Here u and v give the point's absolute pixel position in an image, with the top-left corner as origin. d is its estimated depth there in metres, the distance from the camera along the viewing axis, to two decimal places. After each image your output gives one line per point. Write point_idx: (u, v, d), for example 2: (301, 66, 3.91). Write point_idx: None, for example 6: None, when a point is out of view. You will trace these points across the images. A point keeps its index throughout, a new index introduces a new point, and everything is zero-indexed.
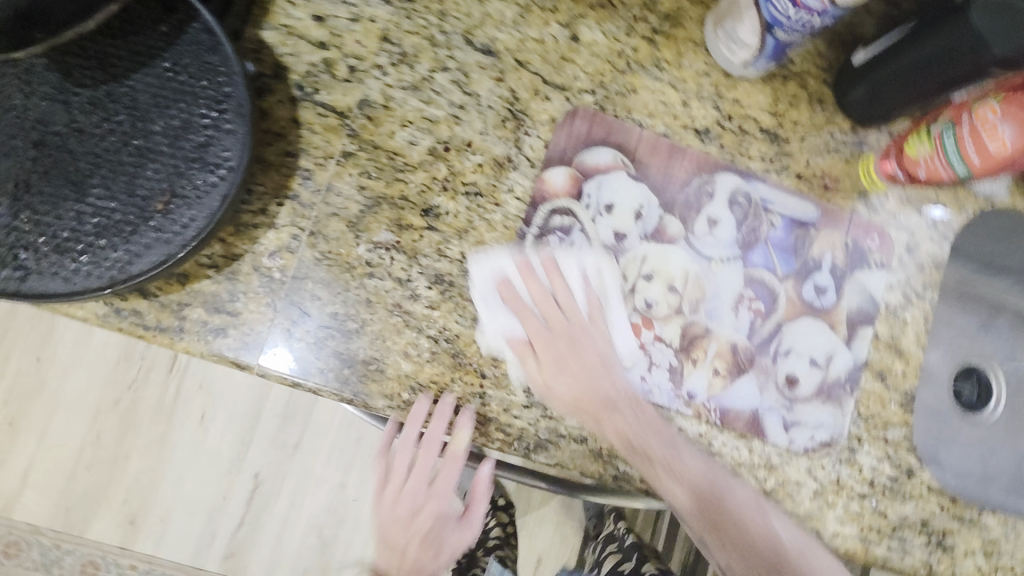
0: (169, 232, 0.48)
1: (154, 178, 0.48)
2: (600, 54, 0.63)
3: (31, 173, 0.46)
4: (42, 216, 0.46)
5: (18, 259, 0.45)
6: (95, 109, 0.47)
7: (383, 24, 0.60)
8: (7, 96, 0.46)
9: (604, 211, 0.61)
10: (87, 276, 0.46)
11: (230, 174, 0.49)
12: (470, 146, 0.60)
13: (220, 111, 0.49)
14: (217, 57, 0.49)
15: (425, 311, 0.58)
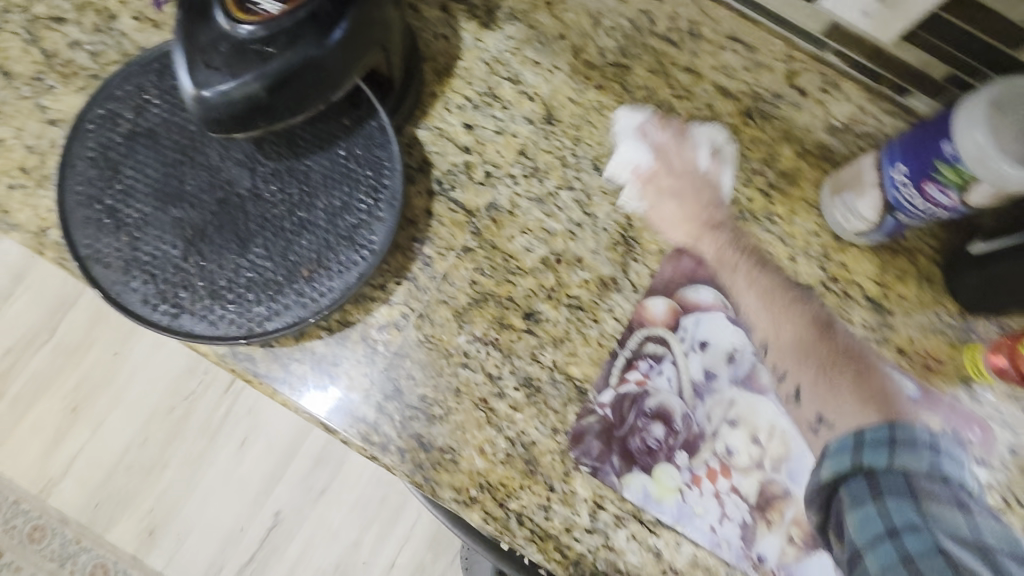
0: (308, 297, 0.52)
1: (307, 247, 0.53)
2: (717, 198, 0.67)
3: (208, 225, 0.52)
4: (207, 263, 0.52)
5: (176, 297, 0.51)
6: (275, 180, 0.54)
7: (523, 140, 0.66)
8: (208, 157, 0.54)
9: (699, 348, 0.62)
10: (230, 324, 0.51)
11: (371, 255, 0.54)
12: (580, 262, 0.64)
13: (376, 198, 0.55)
14: (385, 153, 0.56)
15: (508, 410, 0.60)
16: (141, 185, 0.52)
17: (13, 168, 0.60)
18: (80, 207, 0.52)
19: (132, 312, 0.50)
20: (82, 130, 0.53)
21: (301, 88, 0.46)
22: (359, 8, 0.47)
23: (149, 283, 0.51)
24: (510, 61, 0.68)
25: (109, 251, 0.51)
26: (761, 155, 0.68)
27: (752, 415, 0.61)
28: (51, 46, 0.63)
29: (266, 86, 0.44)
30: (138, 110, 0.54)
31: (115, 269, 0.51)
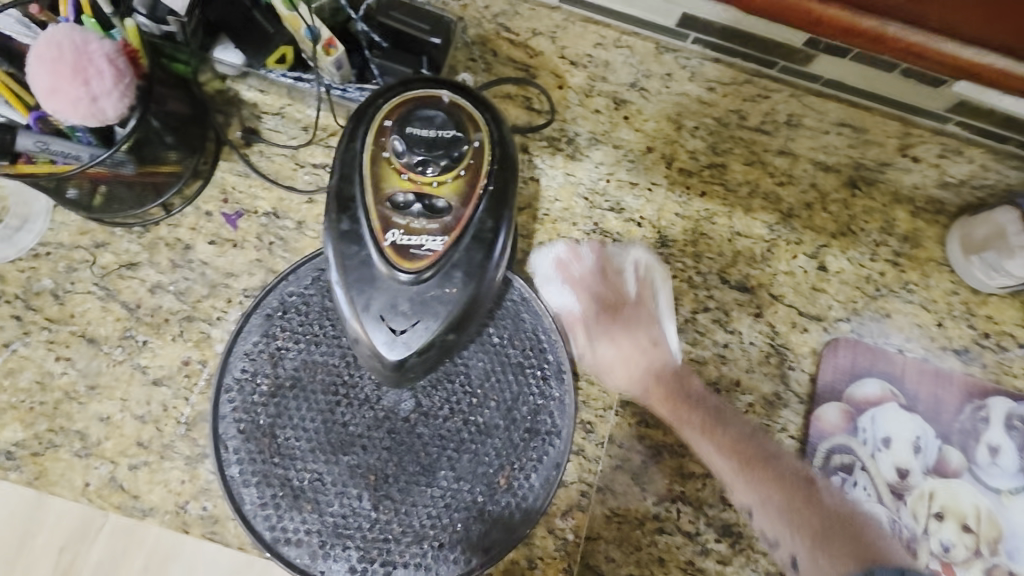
0: (514, 509, 0.48)
1: (494, 453, 0.49)
2: (849, 280, 0.65)
3: (387, 464, 0.48)
4: (400, 504, 0.47)
5: (383, 552, 0.47)
6: (437, 390, 0.50)
7: (645, 270, 0.63)
8: (360, 387, 0.49)
9: (882, 446, 0.60)
10: (448, 564, 0.47)
11: (563, 441, 0.50)
12: (739, 384, 0.61)
13: (544, 377, 0.51)
14: (538, 327, 0.52)
15: (718, 566, 0.56)
16: (303, 442, 0.48)
17: (129, 444, 0.54)
18: (247, 488, 0.47)
19: None
20: (219, 402, 0.48)
21: (477, 314, 0.42)
22: (510, 205, 0.42)
23: (350, 547, 0.46)
24: (606, 188, 0.65)
25: (296, 528, 0.46)
26: (878, 224, 0.67)
27: (956, 503, 0.59)
28: (132, 296, 0.58)
29: (453, 327, 0.40)
30: (272, 357, 0.50)
31: (308, 546, 0.46)
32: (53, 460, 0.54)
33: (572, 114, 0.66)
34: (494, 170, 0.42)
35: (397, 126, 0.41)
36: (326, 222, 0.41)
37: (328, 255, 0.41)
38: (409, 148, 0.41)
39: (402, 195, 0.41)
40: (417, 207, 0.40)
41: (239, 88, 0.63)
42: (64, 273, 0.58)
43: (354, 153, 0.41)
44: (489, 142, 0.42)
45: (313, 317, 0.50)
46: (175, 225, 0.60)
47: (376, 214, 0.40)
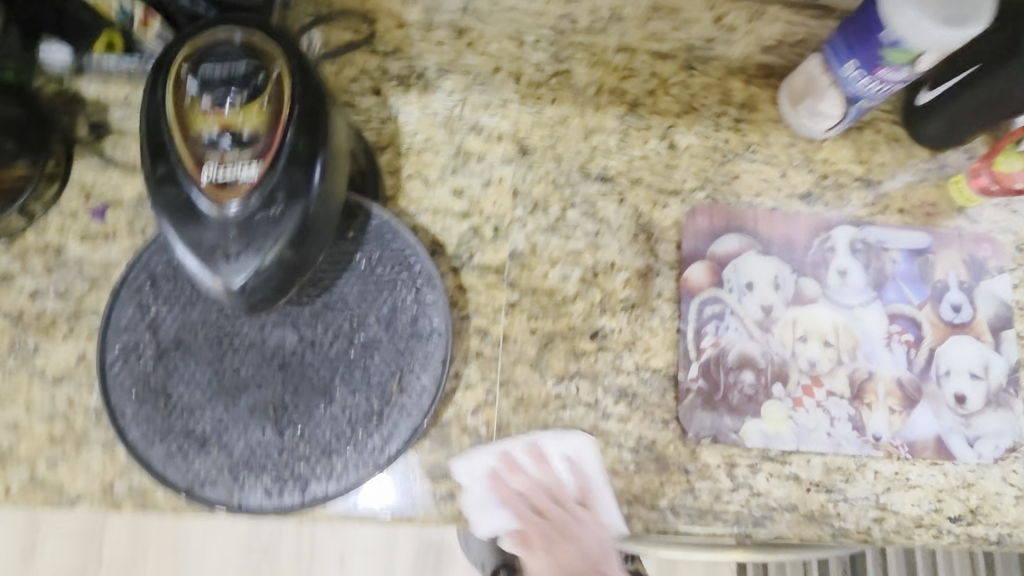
0: (410, 407, 0.53)
1: (383, 362, 0.53)
2: (698, 153, 0.71)
3: (285, 394, 0.51)
4: (304, 427, 0.51)
5: (296, 472, 0.50)
6: (318, 321, 0.53)
7: (511, 181, 0.67)
8: (244, 332, 0.52)
9: (747, 290, 0.67)
10: (359, 468, 0.51)
11: (443, 339, 0.54)
12: (614, 266, 0.66)
13: (417, 287, 0.55)
14: (401, 243, 0.56)
15: (619, 425, 0.62)
16: (198, 393, 0.51)
17: (45, 442, 0.56)
18: (154, 447, 0.50)
19: (265, 510, 0.50)
20: (107, 376, 0.50)
21: (315, 231, 0.46)
22: (324, 128, 0.46)
23: (266, 474, 0.50)
24: (462, 113, 0.68)
25: (209, 470, 0.50)
26: (716, 97, 0.72)
27: (817, 324, 0.67)
28: (16, 305, 0.59)
29: (287, 243, 0.44)
30: (148, 323, 0.52)
31: (223, 483, 0.50)
32: None
33: (416, 50, 0.69)
34: (296, 96, 0.45)
35: (193, 71, 0.44)
36: (147, 176, 0.44)
37: (156, 205, 0.43)
38: (206, 90, 0.44)
39: (212, 133, 0.43)
40: (226, 141, 0.43)
41: (79, 85, 0.63)
42: None
43: (160, 104, 0.44)
44: (286, 72, 0.45)
45: (181, 280, 0.52)
46: (43, 230, 0.61)
47: (189, 157, 0.43)
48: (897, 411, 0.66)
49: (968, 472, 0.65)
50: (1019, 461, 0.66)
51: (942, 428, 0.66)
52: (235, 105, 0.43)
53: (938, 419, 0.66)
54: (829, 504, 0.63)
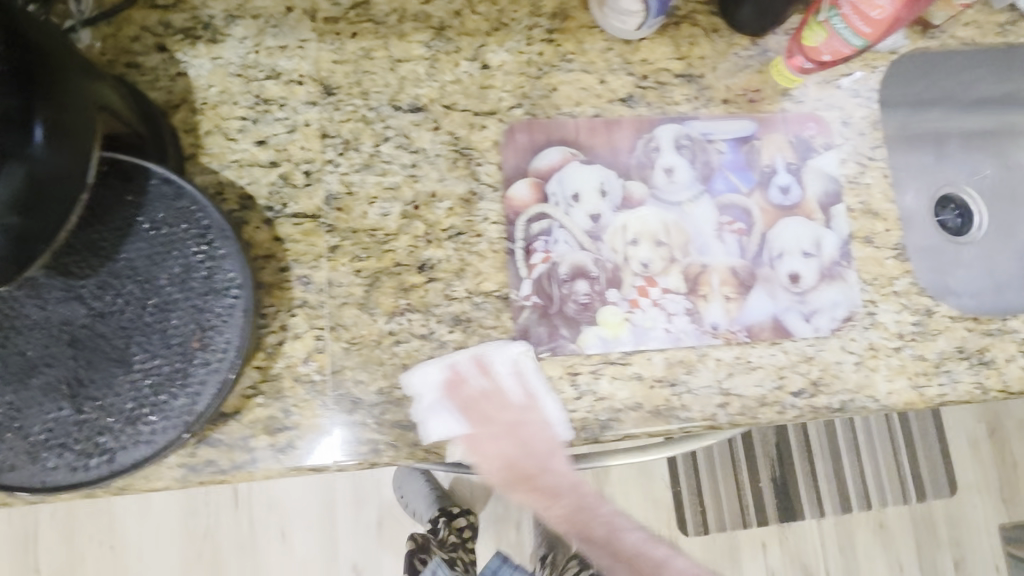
0: (214, 364, 0.52)
1: (180, 323, 0.52)
2: (512, 70, 0.69)
3: (77, 369, 0.50)
4: (103, 399, 0.50)
5: (101, 444, 0.50)
6: (105, 291, 0.51)
7: (317, 124, 0.65)
8: (25, 314, 0.50)
9: (573, 201, 0.66)
10: (166, 428, 0.50)
11: (242, 292, 0.53)
12: (436, 195, 0.65)
13: (208, 242, 0.53)
14: (186, 199, 0.53)
15: (457, 352, 0.62)
16: None
17: None
18: None
19: (71, 484, 0.49)
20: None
21: (51, 194, 0.43)
22: (44, 84, 0.43)
23: (69, 449, 0.49)
24: (257, 59, 0.65)
25: (6, 454, 0.49)
26: (526, 10, 0.70)
27: (647, 225, 0.67)
28: None
29: (12, 209, 0.41)
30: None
31: (23, 465, 0.49)
32: None
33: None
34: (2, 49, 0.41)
35: None
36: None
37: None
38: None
39: None
40: None
41: None
42: None
43: None
44: None
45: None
46: None
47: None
48: (733, 299, 0.67)
49: (808, 347, 0.67)
50: (855, 328, 0.68)
51: (778, 308, 0.67)
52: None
53: (774, 300, 0.67)
54: (674, 397, 0.64)
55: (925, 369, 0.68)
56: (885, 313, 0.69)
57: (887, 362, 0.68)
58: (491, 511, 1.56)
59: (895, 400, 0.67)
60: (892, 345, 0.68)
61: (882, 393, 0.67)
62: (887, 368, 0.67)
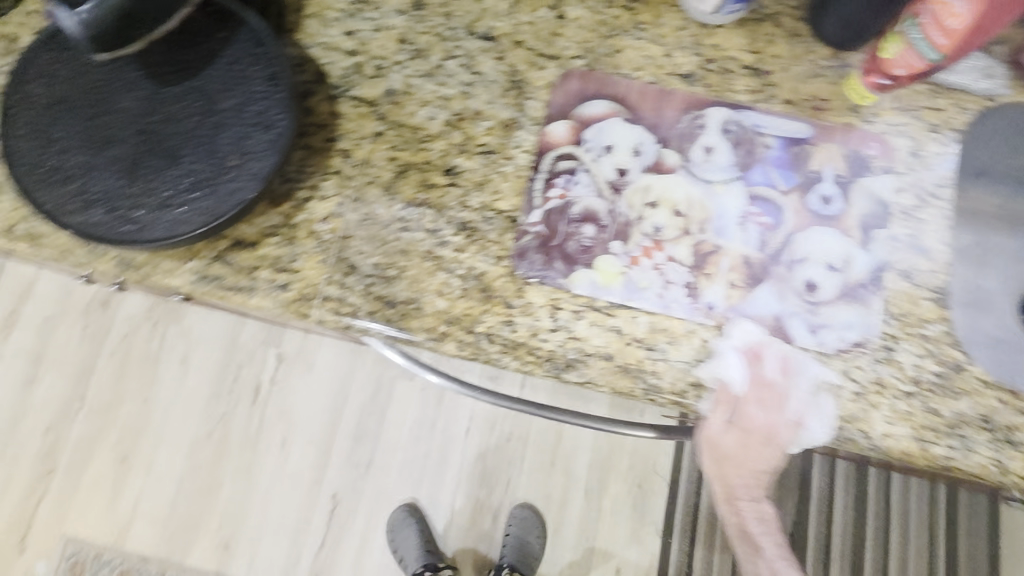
0: (243, 182, 0.59)
1: (227, 142, 0.60)
2: (586, 25, 0.73)
3: (137, 153, 0.60)
4: (148, 182, 0.59)
5: (134, 216, 0.58)
6: (180, 100, 0.61)
7: (400, 30, 0.73)
8: (118, 100, 0.61)
9: (605, 152, 0.68)
10: (186, 223, 0.58)
11: (283, 132, 0.61)
12: (480, 114, 0.70)
13: (271, 85, 0.62)
14: (265, 48, 0.63)
15: (453, 254, 0.66)
16: (69, 140, 0.60)
17: None
18: (25, 177, 0.59)
19: (100, 238, 0.57)
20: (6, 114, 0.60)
21: None
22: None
23: (108, 213, 0.58)
24: None
25: (63, 200, 0.58)
26: None
27: (670, 194, 0.67)
28: None
29: None
30: (47, 81, 0.61)
31: (72, 214, 0.58)
32: None
33: None
34: None
35: None
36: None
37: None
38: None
39: None
40: None
41: None
42: None
43: None
44: None
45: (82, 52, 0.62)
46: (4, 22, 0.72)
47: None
48: (737, 287, 0.65)
49: (806, 360, 0.63)
50: (863, 356, 0.63)
51: (783, 310, 0.64)
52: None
53: (781, 301, 0.64)
54: (648, 361, 0.63)
55: (935, 425, 0.62)
56: (903, 353, 0.64)
57: (890, 402, 0.62)
58: (475, 493, 1.53)
59: (888, 444, 0.61)
60: (902, 388, 0.63)
61: (875, 431, 0.61)
62: (888, 409, 0.62)
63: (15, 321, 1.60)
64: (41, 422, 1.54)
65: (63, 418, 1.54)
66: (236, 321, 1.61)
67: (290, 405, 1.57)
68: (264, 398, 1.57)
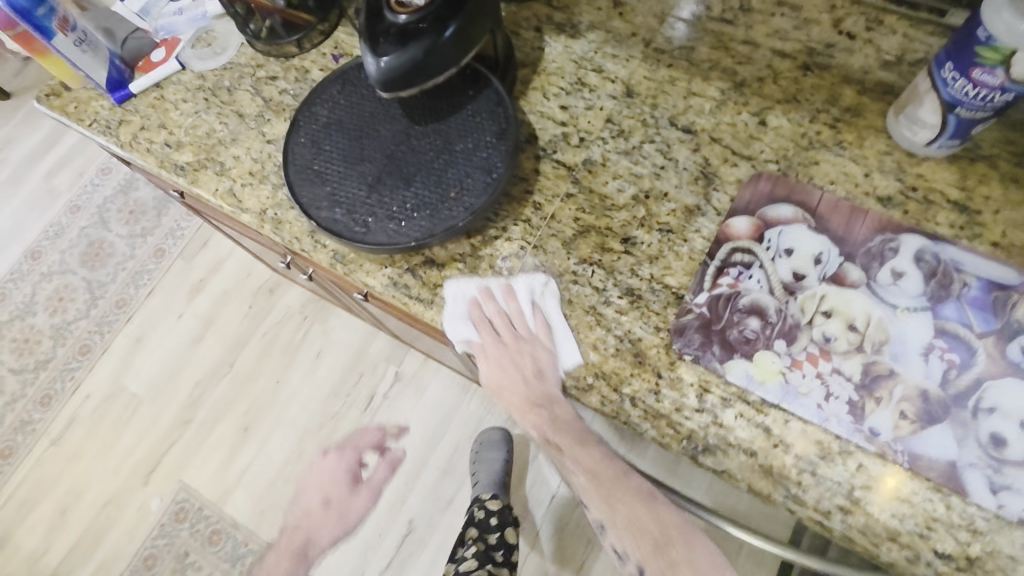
0: (455, 212, 0.70)
1: (452, 178, 0.72)
2: (785, 135, 0.77)
3: (381, 172, 0.73)
4: (383, 197, 0.72)
5: (366, 221, 0.71)
6: (424, 138, 0.74)
7: (609, 112, 0.82)
8: (378, 130, 0.75)
9: (784, 253, 0.69)
10: (401, 235, 0.70)
11: (498, 178, 0.71)
12: (667, 196, 0.75)
13: (497, 138, 0.73)
14: (500, 108, 0.74)
15: (614, 314, 0.69)
16: (335, 153, 0.75)
17: (245, 172, 0.85)
18: (298, 173, 0.75)
19: (337, 232, 0.71)
20: (297, 124, 0.78)
21: (442, 56, 0.67)
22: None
23: (346, 214, 0.72)
24: (593, 57, 0.86)
25: (319, 197, 0.73)
26: (823, 97, 0.78)
27: (847, 307, 0.66)
28: (270, 94, 0.90)
29: (422, 52, 0.66)
30: (331, 105, 0.79)
31: (322, 209, 0.73)
32: (204, 174, 0.85)
33: (578, 10, 0.90)
34: None
35: None
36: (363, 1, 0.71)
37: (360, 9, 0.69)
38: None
39: None
40: None
41: None
42: (239, 79, 0.92)
43: None
44: None
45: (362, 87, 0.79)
46: (304, 59, 0.92)
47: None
48: (908, 419, 0.61)
49: (979, 519, 0.57)
50: None
51: (960, 458, 0.59)
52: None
53: (959, 447, 0.59)
54: (793, 469, 0.61)
55: None
56: None
57: None
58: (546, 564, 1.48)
59: None
60: None
61: None
62: None
63: (201, 288, 1.87)
64: (192, 378, 1.74)
65: (210, 379, 1.74)
66: (371, 330, 1.74)
67: (393, 422, 1.63)
68: (373, 408, 1.66)
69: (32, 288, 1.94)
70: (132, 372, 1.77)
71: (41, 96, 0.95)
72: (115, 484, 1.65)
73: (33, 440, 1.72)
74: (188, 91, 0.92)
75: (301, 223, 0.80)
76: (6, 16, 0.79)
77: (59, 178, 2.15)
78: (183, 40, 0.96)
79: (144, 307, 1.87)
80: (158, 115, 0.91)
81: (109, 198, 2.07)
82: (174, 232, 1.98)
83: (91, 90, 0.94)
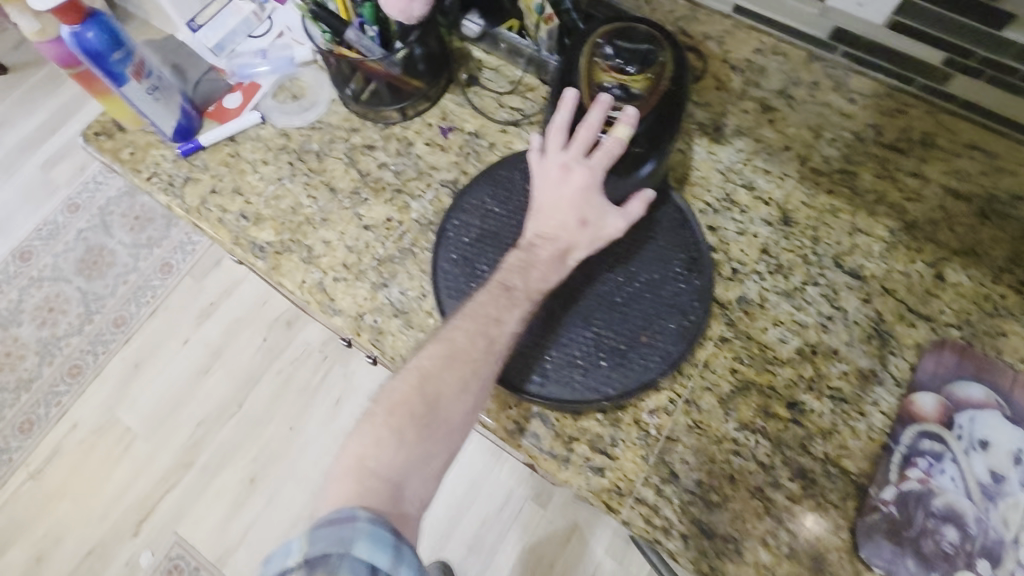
0: (650, 362, 0.64)
1: (637, 318, 0.66)
2: (966, 295, 0.68)
3: (553, 305, 0.67)
4: (563, 336, 0.65)
5: (542, 368, 0.64)
6: (601, 263, 0.68)
7: (764, 240, 0.72)
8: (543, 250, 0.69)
9: (979, 447, 0.59)
10: (589, 389, 0.63)
11: (696, 321, 0.66)
12: (837, 354, 0.66)
13: (688, 271, 0.68)
14: (688, 233, 0.70)
15: (786, 501, 0.60)
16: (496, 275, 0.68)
17: (338, 262, 0.72)
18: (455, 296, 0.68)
19: (511, 380, 0.64)
20: (444, 237, 0.71)
21: (663, 149, 0.64)
22: (678, 108, 0.64)
23: (520, 352, 0.65)
24: (742, 170, 0.75)
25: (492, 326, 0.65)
26: (1004, 254, 0.69)
27: None
28: (366, 167, 0.77)
29: (640, 162, 0.64)
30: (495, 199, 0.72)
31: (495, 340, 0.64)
32: (286, 259, 0.73)
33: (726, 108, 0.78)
34: (672, 77, 0.64)
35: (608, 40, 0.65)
36: (555, 90, 0.66)
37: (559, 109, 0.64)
38: (615, 47, 0.65)
39: (609, 84, 0.63)
40: (617, 91, 0.63)
41: (474, 48, 0.83)
42: (327, 142, 0.79)
43: (574, 61, 0.65)
44: (670, 62, 0.64)
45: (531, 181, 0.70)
46: (405, 128, 0.79)
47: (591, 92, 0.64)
48: None
49: None
50: None
51: None
52: (628, 41, 0.65)
53: None
54: None
55: None
56: None
57: None
58: None
59: None
60: None
61: None
62: None
63: (210, 312, 1.69)
64: (196, 415, 1.59)
65: (216, 418, 1.58)
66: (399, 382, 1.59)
67: None
68: None
69: (19, 292, 1.75)
70: (128, 402, 1.60)
71: (88, 134, 0.80)
72: (101, 529, 1.49)
73: (9, 472, 1.55)
74: (268, 151, 0.79)
75: (406, 338, 0.68)
76: (69, 53, 0.66)
77: (57, 168, 1.92)
78: (264, 88, 0.82)
79: (144, 327, 1.69)
80: (232, 178, 0.77)
81: (113, 199, 1.85)
82: (184, 245, 1.78)
83: (150, 135, 0.79)
